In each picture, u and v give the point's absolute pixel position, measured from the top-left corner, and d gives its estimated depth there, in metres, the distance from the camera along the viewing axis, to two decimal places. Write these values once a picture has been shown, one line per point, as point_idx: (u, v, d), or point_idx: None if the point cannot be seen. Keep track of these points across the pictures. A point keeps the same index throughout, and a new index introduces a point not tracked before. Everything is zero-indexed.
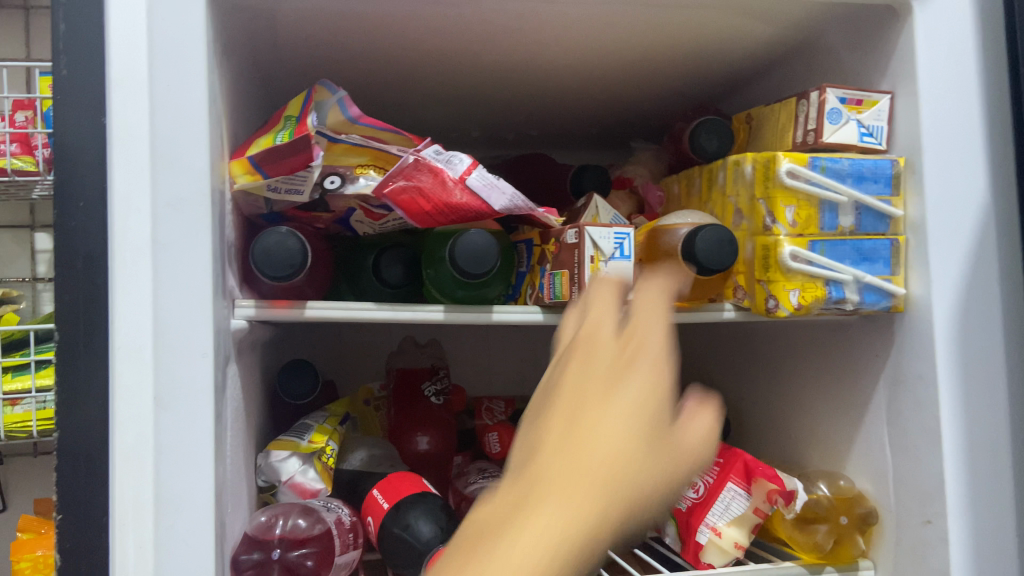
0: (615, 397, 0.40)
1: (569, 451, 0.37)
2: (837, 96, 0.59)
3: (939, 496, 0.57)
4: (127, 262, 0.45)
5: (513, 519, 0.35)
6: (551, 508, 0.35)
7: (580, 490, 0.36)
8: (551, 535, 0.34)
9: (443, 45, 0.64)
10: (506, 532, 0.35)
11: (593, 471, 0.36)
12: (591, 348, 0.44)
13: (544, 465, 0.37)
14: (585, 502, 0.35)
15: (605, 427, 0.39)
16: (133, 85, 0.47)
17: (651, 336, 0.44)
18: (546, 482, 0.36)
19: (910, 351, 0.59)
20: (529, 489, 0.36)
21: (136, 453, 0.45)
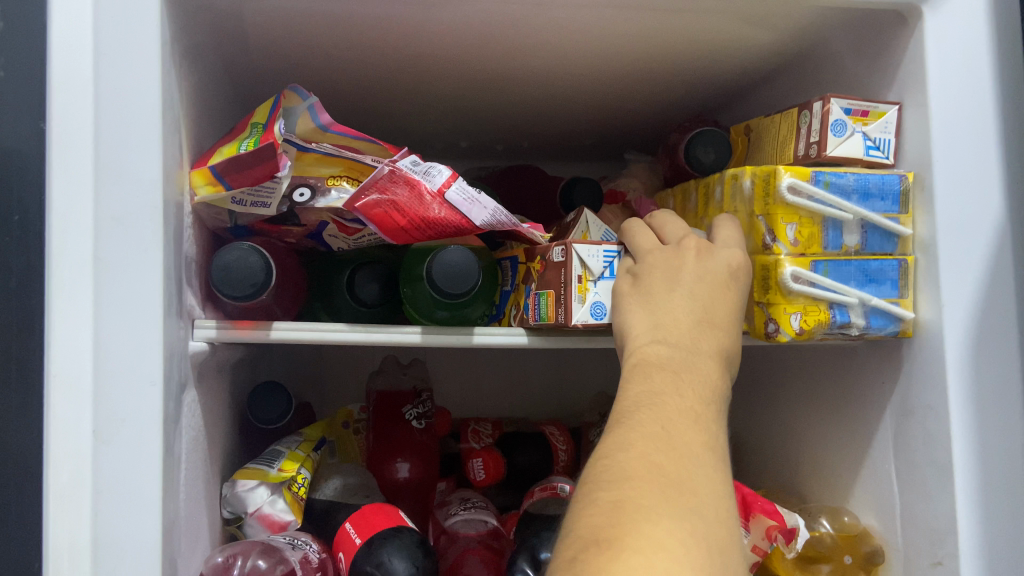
0: (712, 390, 0.45)
1: (700, 431, 0.41)
2: (843, 106, 0.55)
3: (951, 537, 0.53)
4: (66, 282, 0.41)
5: (689, 484, 0.37)
6: (718, 483, 0.39)
7: (692, 449, 0.40)
8: (730, 512, 0.38)
9: (424, 49, 0.61)
10: (705, 499, 0.37)
11: (716, 455, 0.41)
12: (684, 334, 0.46)
13: (685, 439, 0.40)
14: (727, 488, 0.39)
15: (715, 418, 0.43)
16: (78, 89, 0.43)
17: (728, 336, 0.48)
18: (693, 457, 0.39)
19: (918, 379, 0.55)
20: (680, 456, 0.39)
21: (74, 491, 0.41)
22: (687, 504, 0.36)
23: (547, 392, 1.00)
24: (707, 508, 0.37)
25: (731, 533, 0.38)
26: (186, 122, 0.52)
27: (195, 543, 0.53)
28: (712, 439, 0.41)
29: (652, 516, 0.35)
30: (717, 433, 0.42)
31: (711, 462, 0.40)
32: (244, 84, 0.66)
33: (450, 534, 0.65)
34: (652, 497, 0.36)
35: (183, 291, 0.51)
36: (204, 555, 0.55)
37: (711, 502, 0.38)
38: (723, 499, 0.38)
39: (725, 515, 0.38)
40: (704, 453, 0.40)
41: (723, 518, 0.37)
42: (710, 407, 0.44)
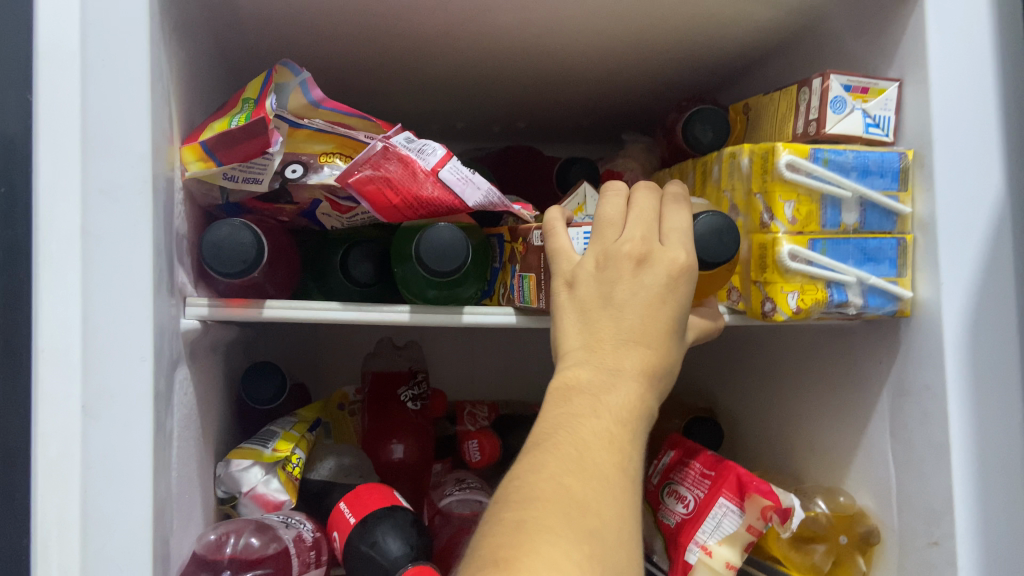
0: (633, 412, 0.43)
1: (615, 452, 0.40)
2: (842, 83, 0.54)
3: (946, 517, 0.52)
4: (53, 255, 0.41)
5: (593, 507, 0.37)
6: (625, 507, 0.38)
7: (604, 471, 0.39)
8: (631, 535, 0.38)
9: (418, 26, 0.60)
10: (609, 520, 0.37)
11: (629, 479, 0.40)
12: (611, 354, 0.44)
13: (596, 462, 0.39)
14: (631, 514, 0.39)
15: (635, 438, 0.42)
16: (64, 60, 0.42)
17: (659, 349, 0.45)
18: (602, 481, 0.38)
19: (915, 359, 0.55)
20: (590, 478, 0.38)
21: (61, 468, 0.41)
22: (590, 524, 0.36)
23: (544, 375, 1.00)
24: (610, 530, 0.36)
25: (630, 555, 0.37)
26: (176, 96, 0.51)
27: (189, 520, 0.53)
28: (626, 461, 0.40)
29: (552, 539, 0.34)
30: (633, 455, 0.41)
31: (621, 484, 0.39)
32: (236, 61, 0.66)
33: (444, 514, 0.66)
34: (553, 518, 0.36)
35: (174, 268, 0.50)
36: (196, 533, 0.55)
37: (615, 523, 0.37)
38: (627, 521, 0.38)
39: (628, 538, 0.37)
40: (616, 475, 0.39)
41: (625, 541, 0.37)
42: (630, 428, 0.42)
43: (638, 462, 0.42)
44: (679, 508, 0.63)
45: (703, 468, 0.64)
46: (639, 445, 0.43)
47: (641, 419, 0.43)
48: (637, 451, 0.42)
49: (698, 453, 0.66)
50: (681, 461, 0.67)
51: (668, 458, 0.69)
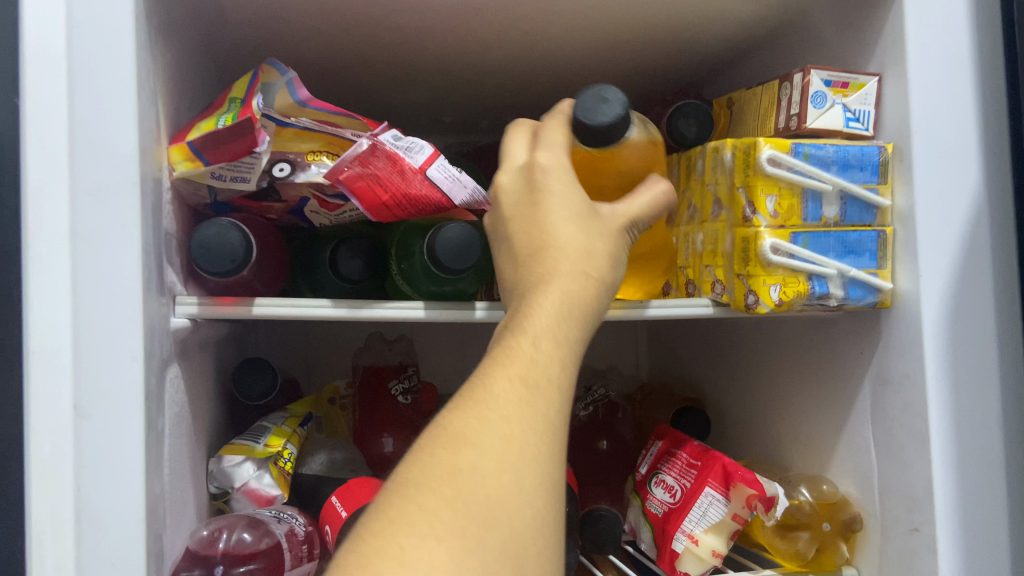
0: (547, 318, 0.39)
1: (513, 367, 0.37)
2: (823, 78, 0.55)
3: (927, 504, 0.53)
4: (44, 258, 0.41)
5: (471, 437, 0.34)
6: (512, 427, 0.35)
7: (496, 391, 0.36)
8: (531, 449, 0.35)
9: (403, 24, 0.60)
10: (491, 445, 0.34)
11: (534, 390, 0.36)
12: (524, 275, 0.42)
13: (490, 385, 0.36)
14: (536, 432, 0.35)
15: (550, 342, 0.38)
16: (50, 65, 0.42)
17: (568, 249, 0.42)
18: (491, 403, 0.35)
19: (896, 349, 0.56)
20: (474, 410, 0.35)
21: (55, 467, 0.41)
22: (462, 460, 0.33)
23: None
24: (492, 459, 0.33)
25: (529, 475, 0.34)
26: (163, 97, 0.51)
27: (181, 516, 0.53)
28: (529, 366, 0.37)
29: (413, 489, 0.32)
30: (543, 359, 0.38)
31: (515, 399, 0.36)
32: (222, 60, 0.66)
33: None
34: (419, 465, 0.34)
35: (164, 267, 0.51)
36: (190, 529, 0.56)
37: (501, 447, 0.34)
38: (523, 437, 0.35)
39: (521, 457, 0.34)
40: (512, 393, 0.36)
41: (515, 460, 0.34)
42: (541, 332, 0.38)
43: (558, 364, 0.38)
44: (665, 497, 0.64)
45: (689, 457, 0.65)
46: (561, 344, 0.39)
47: (563, 315, 0.40)
48: (551, 352, 0.38)
49: (684, 443, 0.67)
50: (667, 451, 0.68)
51: (656, 449, 0.71)
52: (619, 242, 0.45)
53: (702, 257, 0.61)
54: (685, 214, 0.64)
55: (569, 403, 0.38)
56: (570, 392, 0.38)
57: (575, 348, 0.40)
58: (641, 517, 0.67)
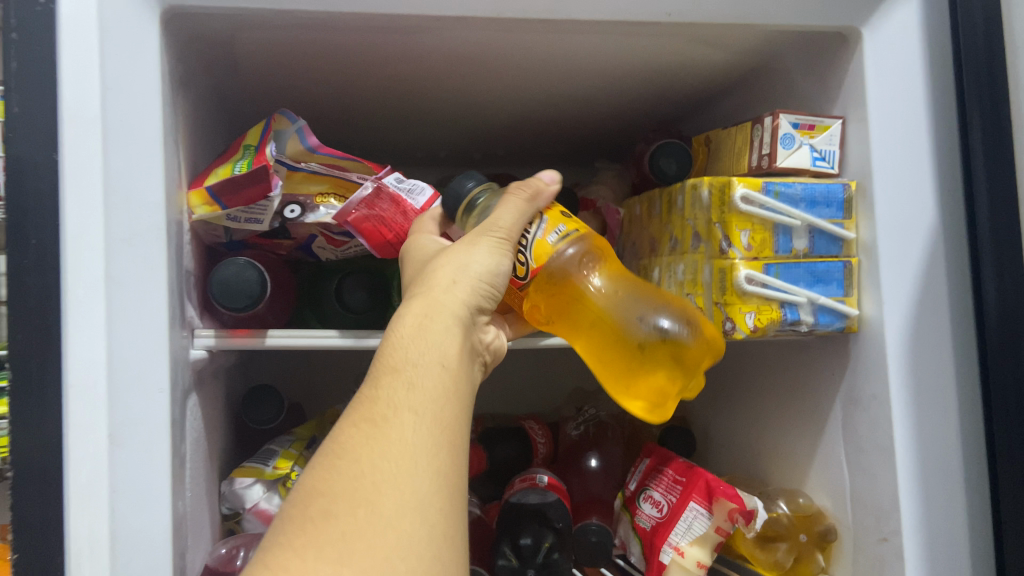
0: (401, 361, 0.42)
1: (360, 414, 0.40)
2: (791, 121, 0.59)
3: (893, 515, 0.57)
4: (81, 301, 0.45)
5: (323, 489, 0.37)
6: (364, 462, 0.37)
7: (349, 437, 0.39)
8: (389, 476, 0.37)
9: (403, 72, 0.65)
10: (341, 485, 0.37)
11: (387, 426, 0.39)
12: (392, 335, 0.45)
13: (347, 434, 0.39)
14: (394, 460, 0.38)
15: (394, 374, 0.42)
16: (87, 124, 0.46)
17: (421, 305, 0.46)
18: (344, 451, 0.38)
19: (863, 370, 0.60)
20: (328, 459, 0.38)
21: (93, 492, 0.45)
22: (313, 509, 0.36)
23: (526, 389, 1.04)
24: (342, 499, 0.36)
25: (384, 499, 0.36)
26: (182, 145, 0.55)
27: (199, 535, 0.57)
28: (373, 407, 0.40)
29: (272, 545, 0.35)
30: (387, 393, 0.41)
31: (359, 439, 0.39)
32: (232, 104, 0.70)
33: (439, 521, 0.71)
34: (280, 524, 0.37)
35: (184, 303, 0.55)
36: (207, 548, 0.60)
37: (349, 485, 0.37)
38: (372, 469, 0.37)
39: (373, 485, 0.37)
40: (358, 436, 0.39)
41: (364, 490, 0.36)
42: (381, 373, 0.42)
43: (405, 388, 0.41)
44: (653, 512, 0.68)
45: (674, 474, 0.69)
46: (407, 369, 0.42)
47: (412, 340, 0.43)
48: (396, 382, 0.41)
49: (671, 461, 0.71)
50: (654, 468, 0.73)
51: (644, 466, 0.74)
52: (474, 257, 0.48)
53: (683, 286, 0.65)
54: (668, 245, 0.69)
55: (432, 418, 0.40)
56: (430, 409, 0.40)
57: (433, 366, 0.43)
58: (631, 532, 0.71)
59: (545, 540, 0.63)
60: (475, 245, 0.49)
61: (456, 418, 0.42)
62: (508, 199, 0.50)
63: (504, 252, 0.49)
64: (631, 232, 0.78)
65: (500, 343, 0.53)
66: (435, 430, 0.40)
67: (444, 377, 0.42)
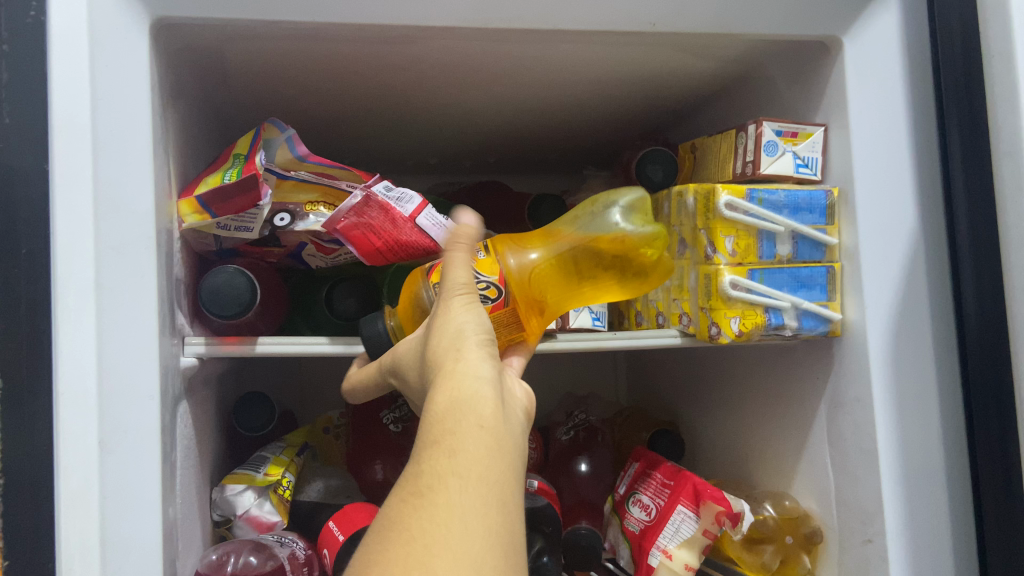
0: (440, 430, 0.36)
1: (403, 485, 0.35)
2: (774, 128, 0.60)
3: (878, 517, 0.58)
4: (72, 308, 0.45)
5: (371, 570, 0.32)
6: (417, 529, 0.32)
7: (395, 525, 0.33)
8: (449, 534, 0.32)
9: (392, 81, 0.65)
10: (392, 564, 0.31)
11: (437, 489, 0.34)
12: (423, 429, 0.37)
13: (393, 524, 0.33)
14: (453, 516, 0.33)
15: (433, 441, 0.36)
16: (77, 133, 0.46)
17: (447, 383, 0.39)
18: (394, 531, 0.33)
19: (848, 374, 0.61)
20: (375, 543, 0.33)
21: (83, 499, 0.45)
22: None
23: None
24: (393, 572, 0.31)
25: (438, 566, 0.31)
26: (172, 155, 0.56)
27: (190, 542, 0.58)
28: (416, 479, 0.35)
29: None
30: (428, 460, 0.35)
31: (405, 513, 0.33)
32: (222, 113, 0.71)
33: None
34: None
35: (174, 310, 0.55)
36: (198, 555, 0.60)
37: (398, 557, 0.31)
38: (423, 536, 0.32)
39: (425, 555, 0.31)
40: (404, 508, 0.34)
41: (416, 560, 0.31)
42: (421, 442, 0.36)
43: (447, 454, 0.35)
44: (642, 516, 0.69)
45: (663, 477, 0.70)
46: (449, 434, 0.36)
47: (439, 406, 0.37)
48: (437, 450, 0.35)
49: (659, 465, 0.72)
50: (643, 472, 0.73)
51: (633, 470, 0.75)
52: (462, 309, 0.43)
53: (670, 291, 0.66)
54: None
55: (478, 479, 0.34)
56: (479, 470, 0.35)
57: (472, 427, 0.36)
58: (621, 536, 0.71)
59: (534, 545, 0.64)
60: (455, 301, 0.43)
61: (509, 477, 0.36)
62: (452, 256, 0.44)
63: (476, 305, 0.44)
64: None
65: (524, 390, 0.46)
66: (488, 490, 0.34)
67: (491, 426, 0.37)
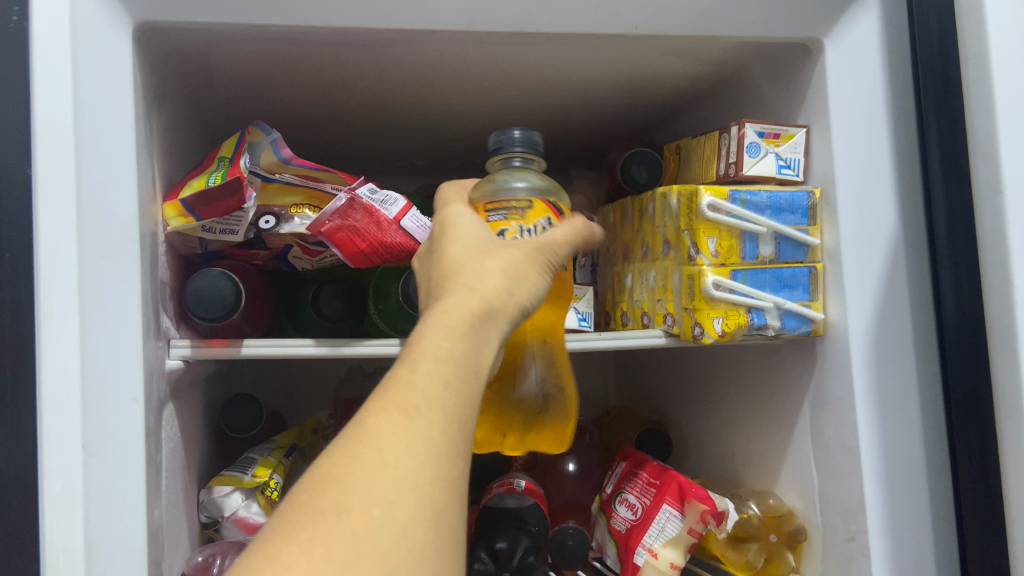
0: (445, 358, 0.39)
1: (392, 396, 0.37)
2: (756, 130, 0.61)
3: (861, 514, 0.59)
4: (55, 311, 0.45)
5: (339, 478, 0.33)
6: (399, 450, 0.34)
7: (379, 431, 0.35)
8: (427, 473, 0.35)
9: (376, 85, 0.66)
10: (364, 475, 0.33)
11: (424, 420, 0.36)
12: (430, 341, 0.39)
13: (374, 429, 0.35)
14: (432, 455, 0.35)
15: (435, 362, 0.38)
16: (61, 137, 0.47)
17: (462, 316, 0.41)
18: (374, 436, 0.35)
19: (830, 373, 0.61)
20: (349, 441, 0.35)
21: (67, 501, 0.46)
22: (325, 499, 0.32)
23: None
24: (359, 494, 0.33)
25: (401, 504, 0.33)
26: (157, 159, 0.56)
27: (177, 543, 0.58)
28: (406, 396, 0.37)
29: None
30: (423, 379, 0.37)
31: (388, 424, 0.35)
32: (208, 117, 0.71)
33: None
34: None
35: (159, 313, 0.55)
36: (185, 555, 0.60)
37: (369, 479, 0.33)
38: (398, 464, 0.34)
39: (395, 484, 0.33)
40: (389, 421, 0.35)
41: (389, 486, 0.33)
42: (422, 356, 0.38)
43: (442, 386, 0.38)
44: (628, 515, 0.69)
45: (648, 477, 0.70)
46: (449, 365, 0.39)
47: (454, 334, 0.40)
48: (435, 376, 0.38)
49: (645, 464, 0.72)
50: (630, 471, 0.74)
51: (620, 469, 0.75)
52: (525, 273, 0.46)
53: (654, 292, 0.66)
54: (640, 252, 0.70)
55: (459, 425, 0.37)
56: (460, 418, 0.38)
57: (469, 374, 0.39)
58: (607, 535, 0.72)
59: (520, 544, 0.64)
60: (529, 262, 0.47)
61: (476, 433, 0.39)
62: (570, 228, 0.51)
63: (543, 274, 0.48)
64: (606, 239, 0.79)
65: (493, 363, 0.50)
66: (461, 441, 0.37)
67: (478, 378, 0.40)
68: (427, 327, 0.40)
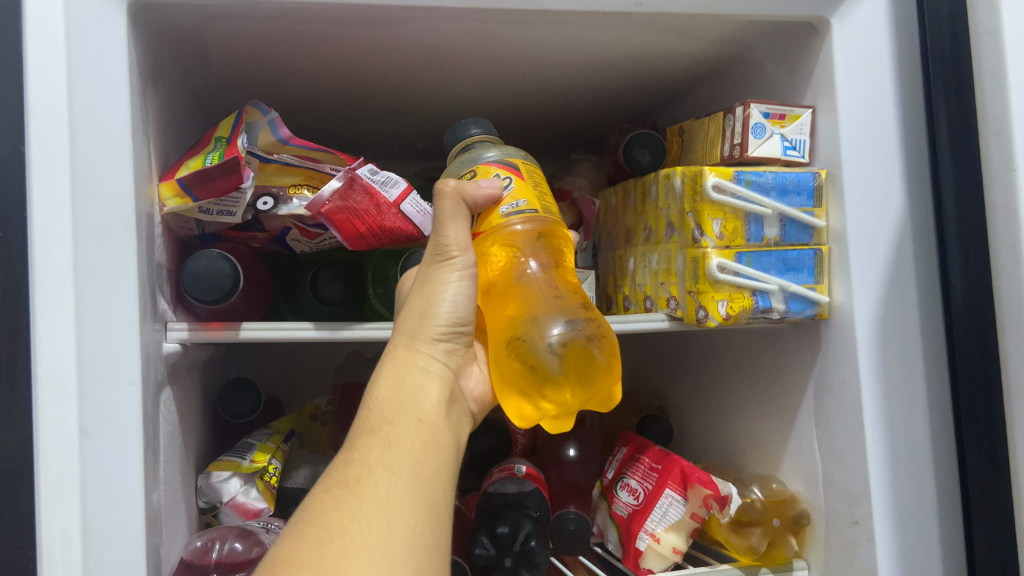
0: (380, 426, 0.45)
1: (334, 479, 0.42)
2: (761, 110, 0.60)
3: (864, 499, 0.58)
4: (49, 290, 0.45)
5: (290, 558, 0.38)
6: (343, 519, 0.40)
7: (325, 509, 0.40)
8: (373, 527, 0.39)
9: (376, 64, 0.65)
10: (315, 548, 0.38)
11: (366, 485, 0.41)
12: (368, 418, 0.45)
13: (321, 508, 0.41)
14: (377, 511, 0.40)
15: (372, 435, 0.44)
16: (55, 115, 0.46)
17: (394, 388, 0.47)
18: (320, 514, 0.40)
19: (834, 357, 0.61)
20: (303, 522, 0.40)
21: (65, 485, 0.45)
22: None
23: None
24: (310, 566, 0.37)
25: (352, 566, 0.38)
26: (153, 138, 0.55)
27: (175, 530, 0.57)
28: (347, 471, 0.42)
29: None
30: (362, 453, 0.43)
31: (331, 503, 0.41)
32: (204, 97, 0.70)
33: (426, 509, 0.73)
34: None
35: (156, 296, 0.54)
36: (183, 541, 0.60)
37: (318, 550, 0.38)
38: (342, 532, 0.39)
39: (345, 548, 0.38)
40: (332, 500, 0.41)
41: (337, 550, 0.38)
42: (359, 435, 0.45)
43: (380, 450, 0.43)
44: (629, 500, 0.69)
45: (651, 461, 0.70)
46: (386, 429, 0.45)
47: (387, 402, 0.46)
48: (372, 443, 0.44)
49: (646, 449, 0.72)
50: (632, 456, 0.73)
51: (621, 454, 0.75)
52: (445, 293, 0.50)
53: (658, 275, 0.65)
54: (642, 235, 0.69)
55: (407, 473, 0.42)
56: (407, 469, 0.43)
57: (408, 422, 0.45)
58: (608, 520, 0.71)
59: (523, 528, 0.63)
60: (437, 280, 0.50)
61: (435, 471, 0.44)
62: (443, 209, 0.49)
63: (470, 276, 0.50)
64: (607, 223, 0.79)
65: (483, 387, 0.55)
66: (414, 488, 0.42)
67: (422, 427, 0.45)
68: (366, 404, 0.47)
